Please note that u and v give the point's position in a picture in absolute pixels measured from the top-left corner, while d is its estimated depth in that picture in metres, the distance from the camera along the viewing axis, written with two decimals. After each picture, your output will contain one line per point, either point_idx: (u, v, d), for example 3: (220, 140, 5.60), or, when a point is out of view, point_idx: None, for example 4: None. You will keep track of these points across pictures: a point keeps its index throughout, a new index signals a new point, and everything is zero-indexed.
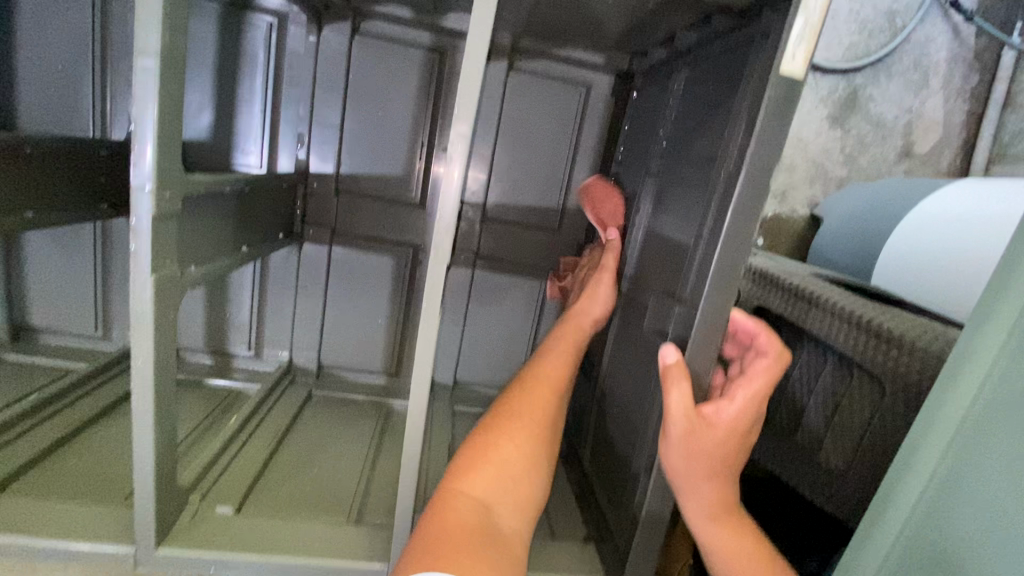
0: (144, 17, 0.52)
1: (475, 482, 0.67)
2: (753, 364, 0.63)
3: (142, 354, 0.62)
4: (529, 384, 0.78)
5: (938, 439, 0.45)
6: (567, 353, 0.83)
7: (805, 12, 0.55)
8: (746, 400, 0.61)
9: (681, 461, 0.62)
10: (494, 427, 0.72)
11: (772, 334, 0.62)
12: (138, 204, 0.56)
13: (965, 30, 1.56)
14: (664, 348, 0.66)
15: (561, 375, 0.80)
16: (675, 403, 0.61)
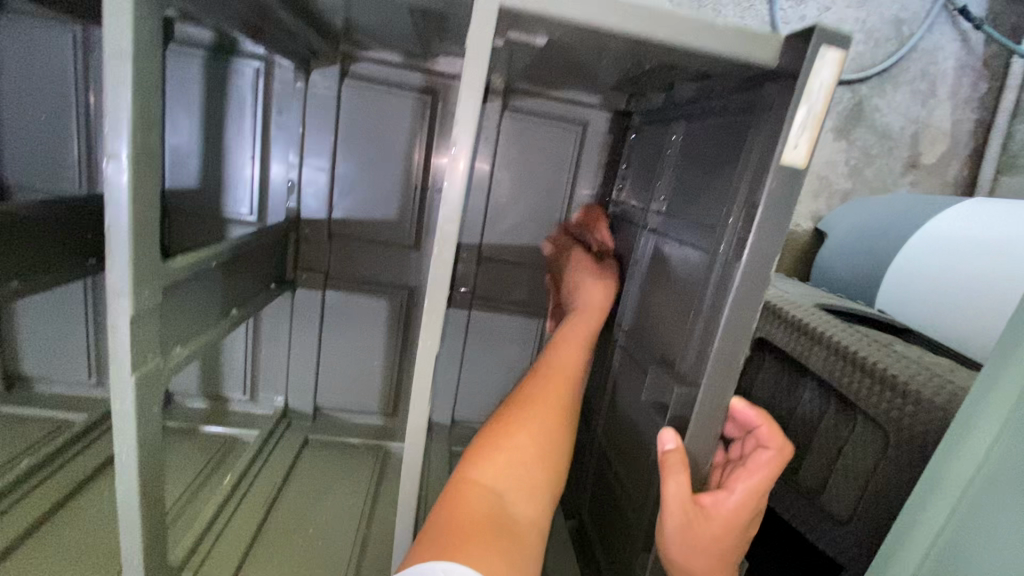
0: (116, 123, 0.50)
1: (490, 468, 0.64)
2: (754, 457, 0.63)
3: (126, 452, 0.59)
4: (544, 377, 0.78)
5: (953, 485, 0.46)
6: (578, 349, 0.85)
7: (808, 100, 0.53)
8: (744, 494, 0.61)
9: (676, 551, 0.61)
10: (510, 415, 0.71)
11: (773, 428, 0.63)
12: (115, 309, 0.54)
13: (973, 37, 1.46)
14: (663, 432, 0.62)
15: (574, 369, 0.81)
16: (672, 493, 0.60)
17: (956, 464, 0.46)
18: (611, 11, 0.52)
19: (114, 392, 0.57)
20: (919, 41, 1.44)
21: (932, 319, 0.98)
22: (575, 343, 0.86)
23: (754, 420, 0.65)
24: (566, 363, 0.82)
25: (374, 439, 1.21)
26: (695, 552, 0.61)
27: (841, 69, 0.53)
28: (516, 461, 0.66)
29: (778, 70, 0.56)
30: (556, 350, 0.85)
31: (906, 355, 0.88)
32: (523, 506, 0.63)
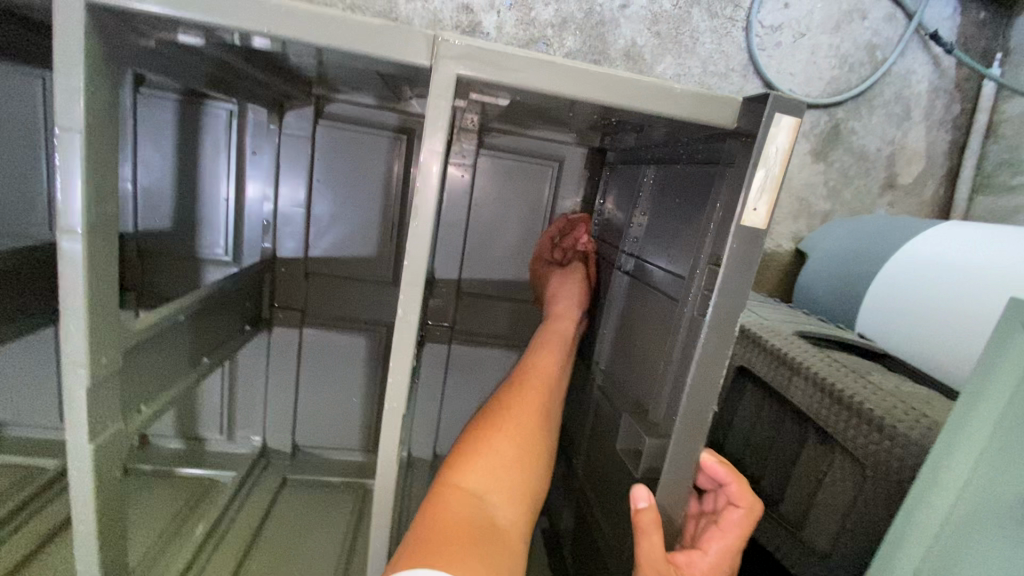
0: (70, 195, 0.50)
1: (475, 470, 0.63)
2: (728, 516, 0.67)
3: (82, 522, 0.57)
4: (523, 381, 0.80)
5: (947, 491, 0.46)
6: (556, 353, 0.88)
7: (766, 165, 0.54)
8: (719, 553, 0.65)
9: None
10: (492, 417, 0.71)
11: (743, 486, 0.66)
12: (71, 380, 0.54)
13: (946, 60, 1.40)
14: (639, 488, 0.60)
15: (551, 371, 0.84)
16: (645, 553, 0.58)
17: (929, 506, 0.47)
18: (567, 80, 0.53)
19: (71, 464, 0.56)
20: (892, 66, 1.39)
21: (925, 344, 0.92)
22: (552, 347, 0.89)
23: (724, 477, 0.68)
24: (543, 365, 0.84)
25: (353, 477, 1.19)
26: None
27: (795, 136, 0.54)
28: (500, 463, 0.65)
29: (736, 131, 0.57)
30: (535, 354, 0.87)
31: (882, 385, 0.86)
32: (504, 509, 0.61)
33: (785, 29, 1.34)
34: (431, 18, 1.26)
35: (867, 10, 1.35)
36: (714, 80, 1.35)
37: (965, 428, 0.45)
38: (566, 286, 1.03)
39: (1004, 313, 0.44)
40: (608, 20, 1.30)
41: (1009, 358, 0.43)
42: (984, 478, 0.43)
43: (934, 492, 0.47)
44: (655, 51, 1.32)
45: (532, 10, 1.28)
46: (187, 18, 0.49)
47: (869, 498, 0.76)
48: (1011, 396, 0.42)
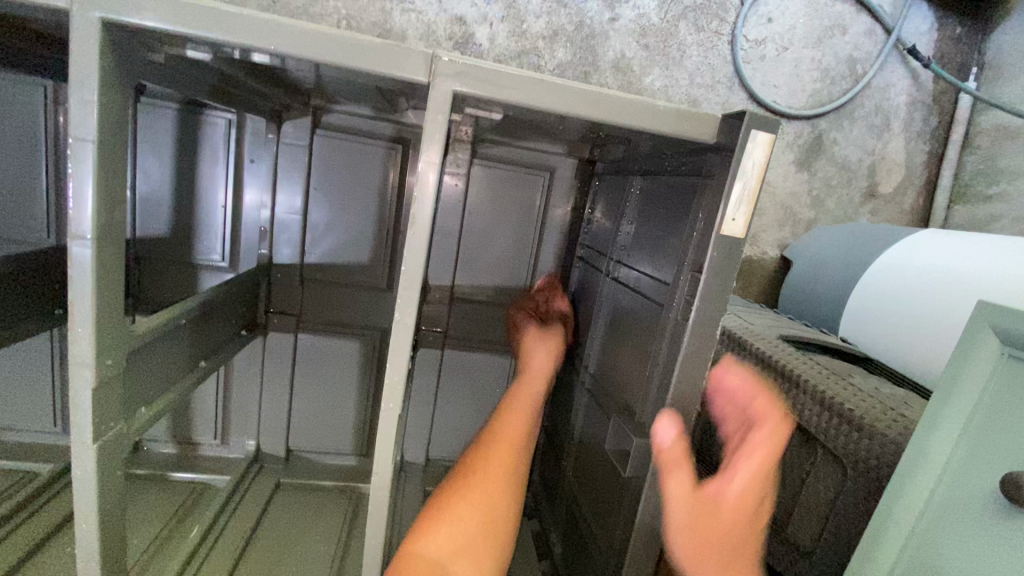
0: (82, 202, 0.52)
1: (439, 532, 0.65)
2: (755, 437, 0.63)
3: (85, 520, 0.59)
4: (487, 449, 0.84)
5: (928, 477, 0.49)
6: (520, 421, 0.93)
7: (743, 177, 0.58)
8: (750, 472, 0.61)
9: (686, 546, 0.61)
10: (455, 490, 0.73)
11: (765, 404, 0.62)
12: (77, 380, 0.55)
13: (923, 74, 1.46)
14: (663, 421, 0.63)
15: (514, 438, 0.88)
16: (672, 492, 0.63)
17: (912, 491, 0.50)
18: (557, 97, 0.56)
19: (75, 465, 0.57)
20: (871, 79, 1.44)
21: (902, 349, 0.96)
22: (516, 414, 0.94)
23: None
24: (506, 433, 0.89)
25: (346, 481, 1.21)
26: (686, 551, 0.61)
27: (770, 150, 0.57)
28: (462, 528, 0.67)
29: (716, 145, 0.61)
30: (499, 424, 0.91)
31: (861, 387, 0.90)
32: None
33: (768, 42, 1.39)
34: (425, 29, 1.29)
35: (847, 25, 1.41)
36: (700, 92, 1.39)
37: (937, 429, 0.49)
38: (542, 341, 1.09)
39: (968, 323, 0.48)
40: (598, 34, 1.34)
41: (974, 364, 0.47)
42: (961, 463, 0.47)
43: (909, 487, 0.50)
44: (643, 63, 1.37)
45: (524, 23, 1.32)
46: (199, 35, 0.51)
47: (848, 494, 0.80)
48: (977, 398, 0.46)
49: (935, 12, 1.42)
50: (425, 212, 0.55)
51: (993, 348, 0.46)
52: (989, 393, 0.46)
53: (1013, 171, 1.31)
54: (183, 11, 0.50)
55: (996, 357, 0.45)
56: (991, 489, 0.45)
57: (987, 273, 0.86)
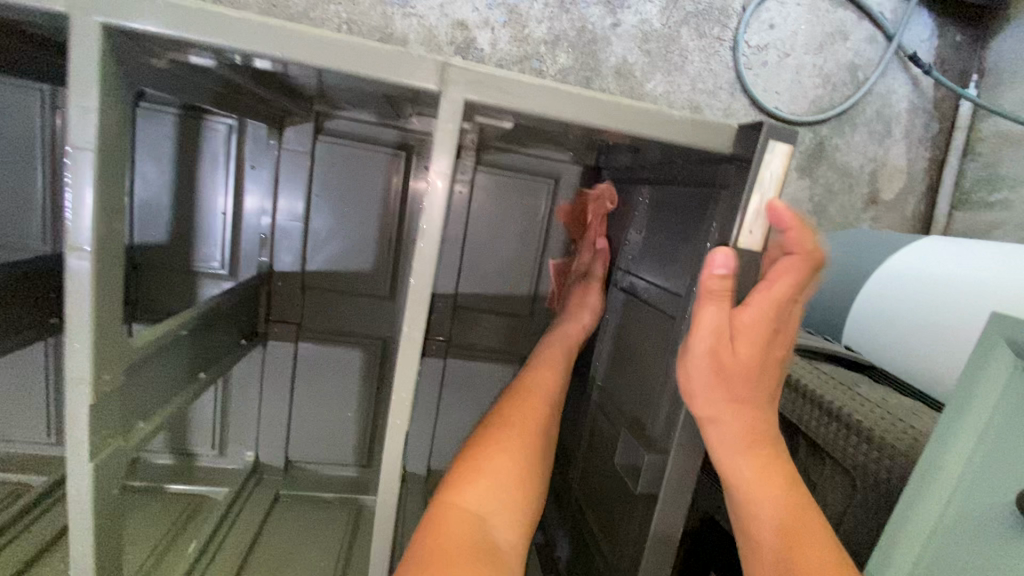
0: (79, 214, 0.50)
1: (475, 491, 0.65)
2: (779, 265, 0.56)
3: (80, 543, 0.57)
4: (523, 395, 0.79)
5: (942, 486, 0.50)
6: (556, 367, 0.87)
7: (760, 189, 0.56)
8: (771, 307, 0.56)
9: (693, 385, 0.60)
10: (489, 433, 0.72)
11: (800, 226, 0.54)
12: (73, 397, 0.53)
13: (925, 81, 1.46)
14: (713, 255, 0.57)
15: (550, 384, 0.83)
16: (706, 321, 0.57)
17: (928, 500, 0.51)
18: (570, 106, 0.55)
19: (70, 484, 0.55)
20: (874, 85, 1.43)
21: (912, 357, 0.94)
22: (552, 359, 0.88)
23: (782, 220, 0.55)
24: (542, 380, 0.83)
25: (346, 492, 1.19)
26: (698, 395, 0.60)
27: (789, 161, 0.56)
28: (500, 486, 0.66)
29: (731, 155, 0.60)
30: (535, 368, 0.85)
31: (868, 398, 0.91)
32: (505, 528, 0.63)
33: (771, 49, 1.38)
34: (426, 34, 1.28)
35: (850, 31, 1.40)
36: (703, 98, 1.38)
37: (953, 437, 0.50)
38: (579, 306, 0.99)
39: (983, 336, 0.50)
40: (600, 39, 1.33)
41: (990, 375, 0.48)
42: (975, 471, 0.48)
43: (926, 492, 0.51)
44: (646, 69, 1.36)
45: (526, 28, 1.31)
46: (202, 42, 0.50)
47: (858, 506, 0.82)
48: (993, 409, 0.47)
49: (936, 19, 1.42)
50: (434, 223, 0.54)
51: (1008, 360, 0.47)
52: (1005, 403, 0.47)
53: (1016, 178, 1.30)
54: (185, 18, 0.49)
55: (1011, 368, 0.47)
56: (1008, 496, 0.46)
57: (1001, 281, 0.84)
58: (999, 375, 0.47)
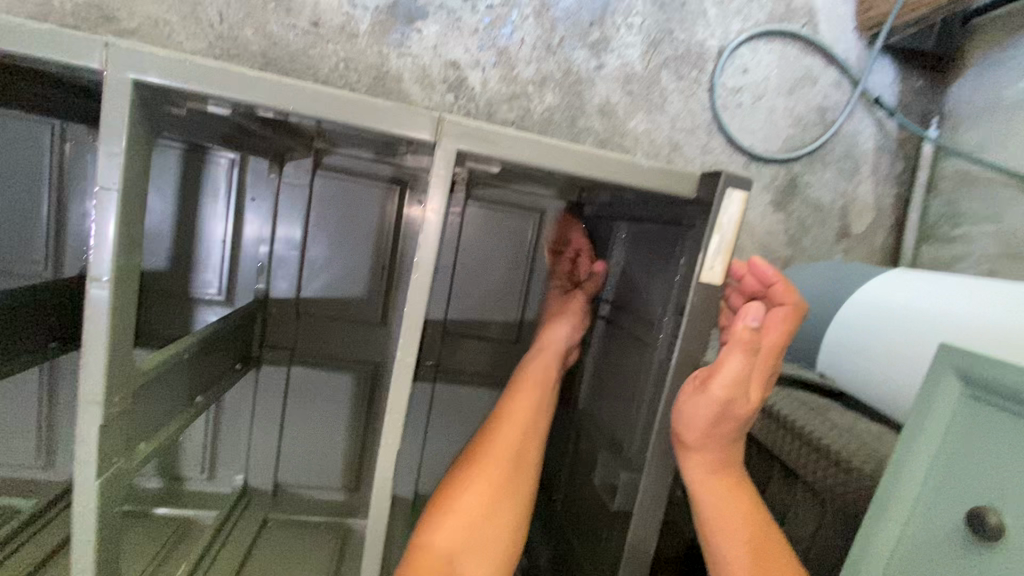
0: (101, 246, 0.55)
1: (443, 531, 0.71)
2: (772, 315, 0.66)
3: (81, 557, 0.59)
4: (498, 425, 0.83)
5: (910, 487, 0.57)
6: (535, 390, 0.89)
7: (720, 230, 0.63)
8: (769, 353, 0.66)
9: (704, 419, 0.64)
10: (467, 468, 0.78)
11: (788, 286, 0.66)
12: (83, 417, 0.57)
13: (889, 123, 1.57)
14: (746, 309, 0.65)
15: (526, 409, 0.86)
16: (732, 370, 0.64)
17: (897, 501, 0.58)
18: (549, 156, 0.62)
19: (75, 500, 0.58)
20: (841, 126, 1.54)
21: (876, 383, 1.01)
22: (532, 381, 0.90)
23: (770, 278, 0.67)
24: (519, 405, 0.86)
25: (334, 517, 1.20)
26: (701, 427, 0.64)
27: (744, 207, 0.63)
28: (466, 521, 0.72)
29: (694, 199, 0.67)
30: (512, 394, 0.88)
31: (836, 422, 1.01)
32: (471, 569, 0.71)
33: (744, 91, 1.49)
34: (420, 72, 1.36)
35: (817, 77, 1.51)
36: (682, 136, 1.47)
37: (911, 452, 0.57)
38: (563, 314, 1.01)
39: (933, 362, 0.57)
40: (585, 80, 1.42)
41: (941, 397, 0.56)
42: (934, 472, 0.55)
43: (896, 495, 0.58)
44: (628, 108, 1.45)
45: (515, 68, 1.39)
46: (222, 94, 0.56)
47: (828, 525, 0.91)
48: (946, 427, 0.55)
49: (897, 67, 1.54)
50: (427, 255, 0.60)
51: (955, 383, 0.55)
52: (956, 422, 0.54)
53: (973, 214, 1.39)
54: (211, 73, 0.55)
55: (959, 392, 0.54)
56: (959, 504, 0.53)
57: (952, 311, 0.92)
58: (953, 390, 0.55)
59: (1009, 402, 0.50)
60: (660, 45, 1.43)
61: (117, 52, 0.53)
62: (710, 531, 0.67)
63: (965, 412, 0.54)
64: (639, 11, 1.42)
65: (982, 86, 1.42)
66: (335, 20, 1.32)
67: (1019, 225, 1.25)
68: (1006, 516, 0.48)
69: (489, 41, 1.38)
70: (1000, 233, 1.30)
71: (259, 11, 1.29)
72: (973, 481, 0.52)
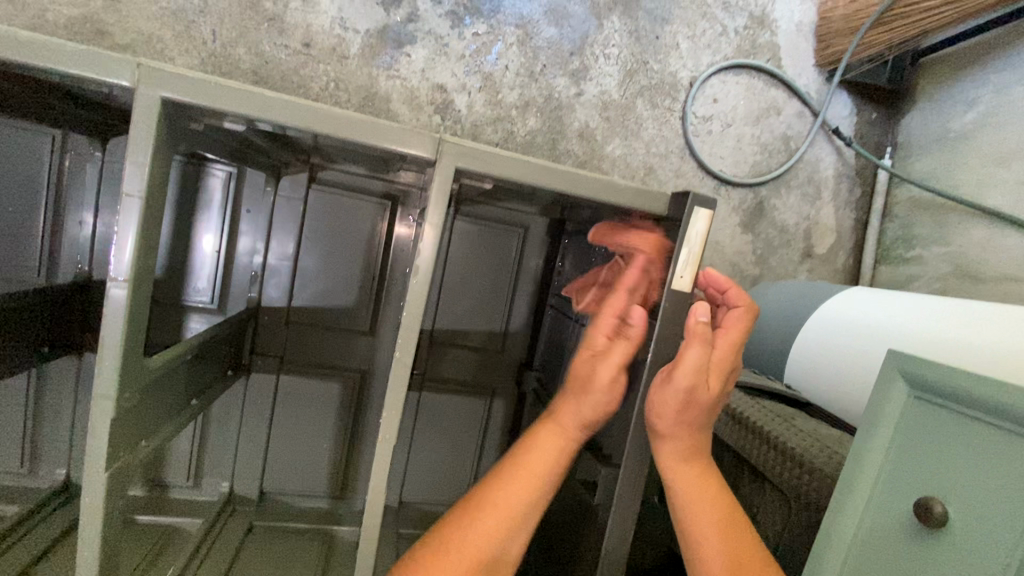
0: (123, 249, 0.59)
1: None
2: (729, 316, 0.73)
3: (89, 546, 0.62)
4: (475, 522, 0.67)
5: (866, 479, 0.64)
6: (531, 485, 0.70)
7: (689, 243, 0.70)
8: (726, 349, 0.71)
9: (671, 407, 0.69)
10: (446, 543, 0.66)
11: (740, 289, 0.73)
12: (98, 409, 0.60)
13: (846, 151, 1.70)
14: (697, 306, 0.70)
15: (513, 512, 0.68)
16: (690, 358, 0.68)
17: (856, 493, 0.65)
18: (536, 174, 0.69)
19: (85, 491, 0.61)
20: (803, 153, 1.66)
21: (836, 389, 1.09)
22: (530, 473, 0.70)
23: (723, 284, 0.75)
24: (506, 503, 0.68)
25: (321, 523, 1.22)
26: (670, 414, 0.69)
27: (710, 222, 0.71)
28: None
29: (667, 215, 0.74)
30: (500, 483, 0.70)
31: (800, 426, 1.09)
32: None
33: (713, 120, 1.60)
34: (408, 94, 1.43)
35: (780, 108, 1.64)
36: (655, 160, 1.57)
37: (869, 449, 0.65)
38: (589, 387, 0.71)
39: (883, 367, 0.65)
40: (565, 106, 1.52)
41: (892, 399, 0.64)
42: (889, 467, 0.63)
43: (854, 485, 0.65)
44: (606, 133, 1.54)
45: (499, 92, 1.48)
46: (241, 112, 0.61)
47: (794, 522, 0.98)
48: (897, 427, 0.63)
49: (851, 101, 1.69)
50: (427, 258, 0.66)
51: (902, 388, 0.63)
52: (905, 422, 0.62)
53: (925, 238, 1.51)
54: (233, 93, 0.60)
55: (907, 394, 0.62)
56: (910, 493, 0.60)
57: (900, 323, 1.01)
58: (900, 394, 0.63)
59: (950, 403, 0.58)
60: (635, 75, 1.54)
61: (147, 74, 0.59)
62: (681, 515, 0.71)
63: (912, 412, 0.61)
64: (616, 43, 1.52)
65: (930, 120, 1.55)
66: (328, 42, 1.38)
67: (967, 248, 1.38)
68: (950, 506, 0.56)
69: (474, 67, 1.46)
70: (951, 255, 1.42)
71: (252, 31, 1.35)
72: (921, 474, 0.59)
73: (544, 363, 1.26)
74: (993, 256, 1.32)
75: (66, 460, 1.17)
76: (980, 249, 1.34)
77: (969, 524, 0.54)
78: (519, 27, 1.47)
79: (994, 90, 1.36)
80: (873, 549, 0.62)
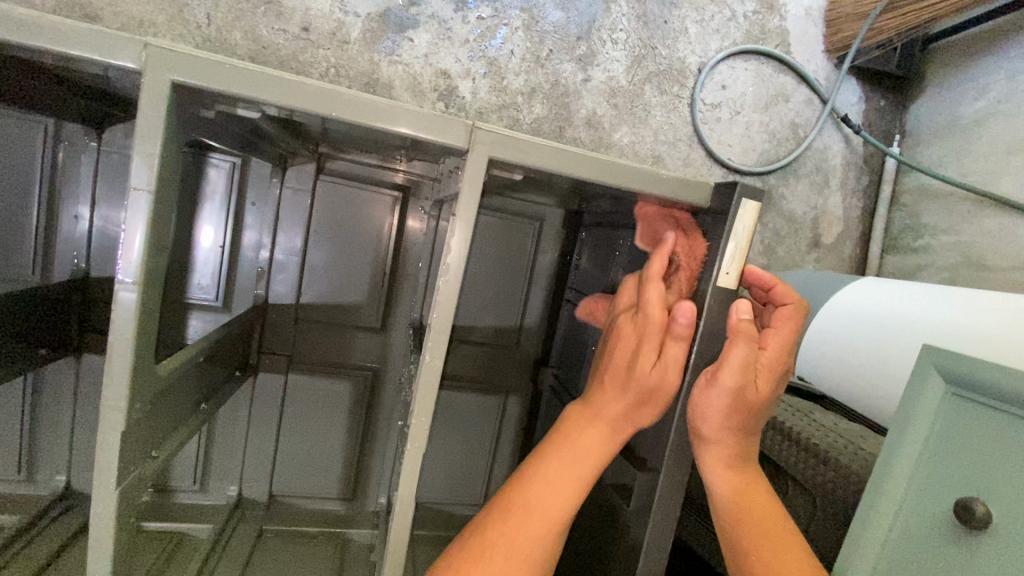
0: (133, 247, 0.54)
1: None
2: (777, 314, 0.69)
3: (96, 568, 0.57)
4: (526, 507, 0.64)
5: (899, 479, 0.60)
6: (585, 469, 0.65)
7: (735, 237, 0.67)
8: (777, 350, 0.67)
9: (717, 410, 0.66)
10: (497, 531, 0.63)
11: (786, 285, 0.70)
12: (104, 421, 0.56)
13: (856, 139, 1.66)
14: (739, 303, 0.67)
15: (568, 498, 0.65)
16: (736, 357, 0.64)
17: (888, 495, 0.61)
18: (570, 165, 0.65)
19: (93, 512, 0.57)
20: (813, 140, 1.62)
21: (839, 376, 1.01)
22: (582, 457, 0.66)
23: (769, 281, 0.71)
24: (557, 488, 0.64)
25: (332, 527, 1.17)
26: (714, 417, 0.66)
27: (757, 216, 0.67)
28: None
29: (709, 208, 0.71)
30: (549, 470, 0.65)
31: (823, 423, 1.06)
32: None
33: (723, 107, 1.55)
34: (410, 81, 1.37)
35: (791, 94, 1.59)
36: (664, 148, 1.52)
37: (902, 447, 0.60)
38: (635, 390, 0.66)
39: (917, 361, 0.61)
40: (571, 92, 1.46)
41: (925, 397, 0.59)
42: (925, 466, 0.58)
43: (889, 486, 0.61)
44: (613, 121, 1.49)
45: (504, 79, 1.42)
46: (257, 98, 0.56)
47: (819, 522, 0.96)
48: (931, 427, 0.59)
49: (862, 87, 1.64)
50: (459, 251, 0.61)
51: (936, 383, 0.59)
52: (940, 421, 0.58)
53: (934, 227, 1.47)
54: (244, 77, 0.55)
55: (943, 392, 0.58)
56: (949, 496, 0.56)
57: (906, 307, 0.94)
58: (934, 390, 0.58)
59: (991, 401, 0.54)
60: (643, 61, 1.49)
61: (155, 56, 0.53)
62: (723, 519, 0.69)
63: (950, 412, 0.57)
64: (624, 27, 1.47)
65: (941, 106, 1.51)
66: (326, 26, 1.32)
67: (977, 237, 1.34)
68: (992, 507, 0.52)
69: (479, 52, 1.40)
70: (961, 245, 1.38)
71: (247, 15, 1.28)
72: (962, 476, 0.55)
73: (561, 359, 1.23)
74: (1004, 246, 1.28)
75: (66, 466, 1.13)
76: (991, 239, 1.31)
77: (1014, 527, 0.50)
78: (524, 11, 1.41)
79: (1005, 76, 1.32)
80: (907, 553, 0.59)
